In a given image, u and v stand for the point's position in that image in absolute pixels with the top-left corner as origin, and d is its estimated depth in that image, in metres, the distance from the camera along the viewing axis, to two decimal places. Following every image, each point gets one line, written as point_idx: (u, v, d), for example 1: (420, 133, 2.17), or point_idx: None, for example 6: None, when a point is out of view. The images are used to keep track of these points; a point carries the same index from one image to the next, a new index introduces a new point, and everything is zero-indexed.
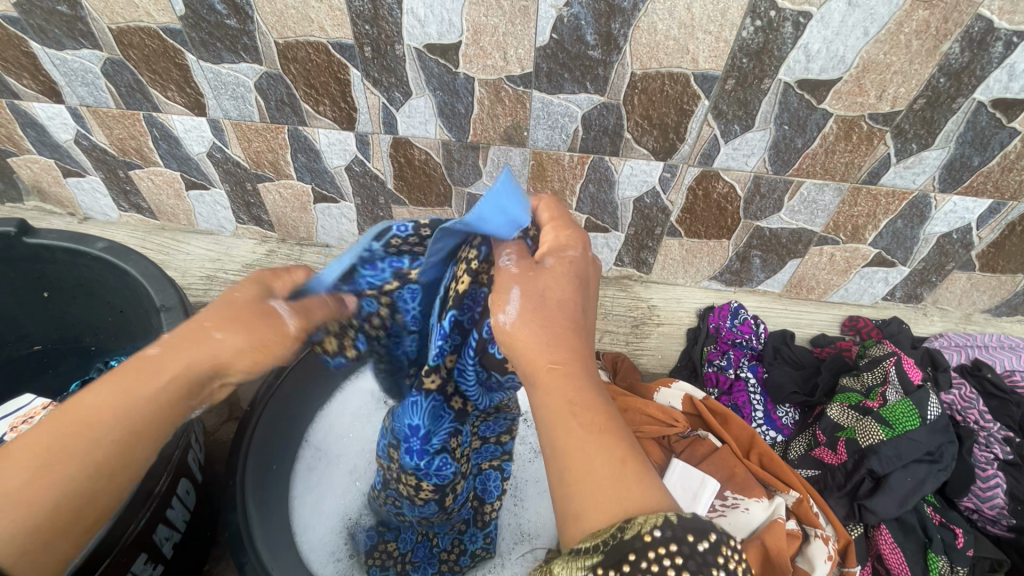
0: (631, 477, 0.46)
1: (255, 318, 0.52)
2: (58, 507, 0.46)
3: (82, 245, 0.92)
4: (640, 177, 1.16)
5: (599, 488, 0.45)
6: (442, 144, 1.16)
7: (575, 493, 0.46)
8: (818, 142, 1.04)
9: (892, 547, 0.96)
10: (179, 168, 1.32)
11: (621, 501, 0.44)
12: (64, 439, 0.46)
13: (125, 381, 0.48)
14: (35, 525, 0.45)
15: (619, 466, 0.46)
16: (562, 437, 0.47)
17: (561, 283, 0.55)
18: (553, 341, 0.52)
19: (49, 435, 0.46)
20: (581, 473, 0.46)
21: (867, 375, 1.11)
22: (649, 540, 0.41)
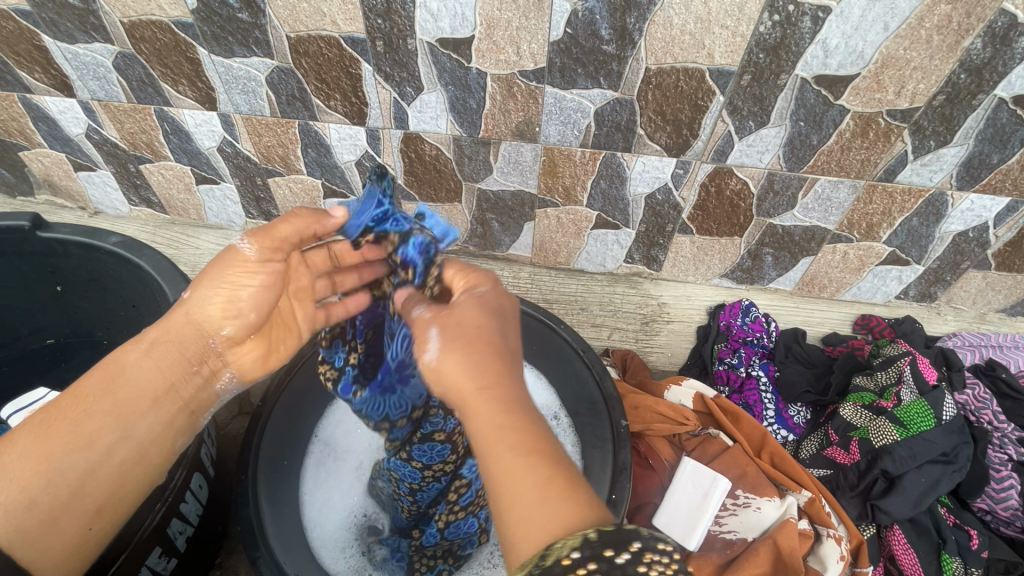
0: (561, 503, 0.47)
1: (228, 293, 0.69)
2: (65, 481, 0.59)
3: (95, 239, 0.92)
4: (652, 174, 1.15)
5: (528, 518, 0.47)
6: (452, 139, 1.16)
7: (509, 517, 0.48)
8: (834, 138, 1.03)
9: (905, 548, 0.95)
10: (190, 162, 1.32)
11: (545, 524, 0.46)
12: (62, 417, 0.61)
13: (106, 371, 0.64)
14: (45, 497, 0.58)
15: (544, 489, 0.48)
16: (497, 469, 0.50)
17: (470, 314, 0.61)
18: (480, 368, 0.55)
19: (48, 419, 0.60)
20: (510, 500, 0.49)
21: (881, 375, 1.09)
22: (568, 562, 0.43)
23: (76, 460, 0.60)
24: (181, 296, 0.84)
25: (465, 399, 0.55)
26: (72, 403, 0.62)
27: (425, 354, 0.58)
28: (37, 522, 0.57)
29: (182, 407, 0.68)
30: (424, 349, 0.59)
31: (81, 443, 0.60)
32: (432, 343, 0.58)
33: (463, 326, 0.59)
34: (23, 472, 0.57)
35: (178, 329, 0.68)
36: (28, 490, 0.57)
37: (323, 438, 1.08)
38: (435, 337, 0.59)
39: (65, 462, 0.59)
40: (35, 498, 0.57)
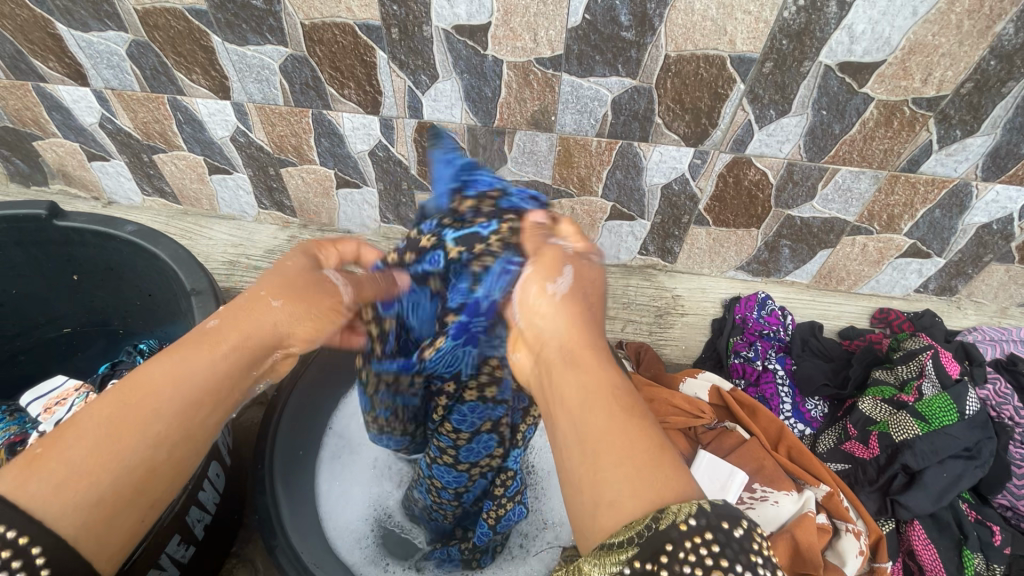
0: (668, 469, 0.42)
1: (310, 290, 0.57)
2: (126, 483, 0.44)
3: (112, 228, 0.92)
4: (669, 164, 1.13)
5: (630, 478, 0.41)
6: (467, 129, 1.15)
7: (613, 476, 0.42)
8: (857, 127, 1.01)
9: (926, 544, 0.94)
10: (203, 152, 1.32)
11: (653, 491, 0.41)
12: (123, 410, 0.44)
13: (189, 351, 0.49)
14: (101, 501, 0.43)
15: (653, 452, 0.43)
16: (596, 422, 0.44)
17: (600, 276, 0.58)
18: (591, 325, 0.52)
19: (107, 409, 0.44)
20: (614, 454, 0.42)
21: (901, 369, 1.08)
22: (684, 529, 0.38)
23: (144, 453, 0.44)
24: (199, 285, 0.84)
25: (576, 349, 0.50)
26: (135, 397, 0.45)
27: (549, 286, 0.55)
28: (104, 516, 0.43)
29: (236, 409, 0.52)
30: (548, 281, 0.55)
31: (147, 435, 0.44)
32: (560, 281, 0.55)
33: (589, 285, 0.56)
34: (77, 473, 0.42)
35: (257, 322, 0.52)
36: (90, 488, 0.42)
37: (337, 430, 1.08)
38: (566, 279, 0.55)
39: (129, 456, 0.44)
40: (102, 494, 0.42)
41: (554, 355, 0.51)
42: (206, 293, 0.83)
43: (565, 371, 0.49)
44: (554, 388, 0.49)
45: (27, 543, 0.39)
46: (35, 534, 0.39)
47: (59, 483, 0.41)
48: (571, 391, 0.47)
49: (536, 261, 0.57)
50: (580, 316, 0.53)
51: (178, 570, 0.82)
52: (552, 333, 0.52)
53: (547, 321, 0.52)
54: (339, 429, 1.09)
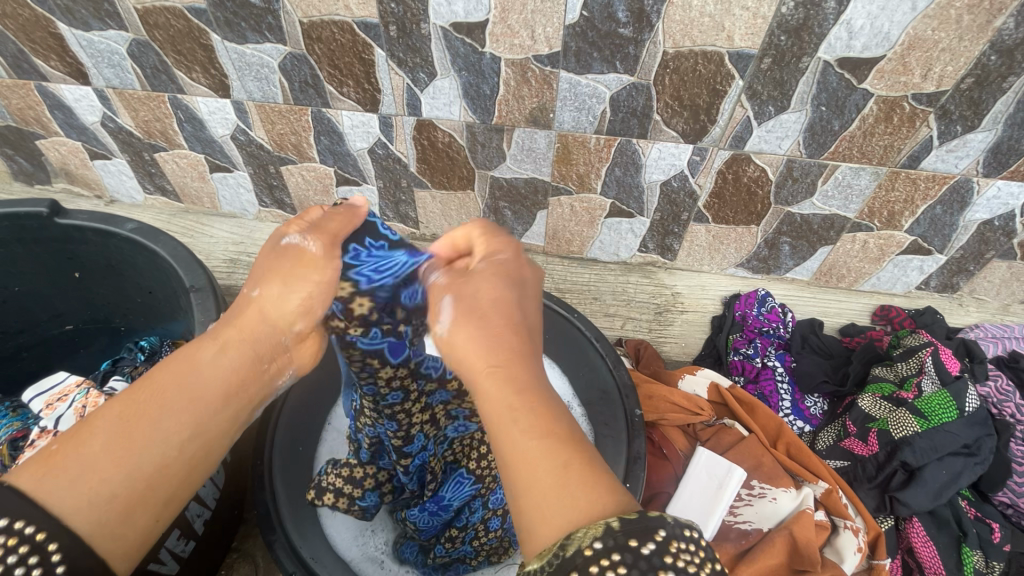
0: (577, 489, 0.44)
1: (291, 270, 0.58)
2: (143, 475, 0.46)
3: (112, 226, 0.93)
4: (668, 161, 1.13)
5: (542, 506, 0.44)
6: (465, 127, 1.15)
7: (528, 510, 0.45)
8: (856, 123, 1.00)
9: (925, 541, 0.94)
10: (203, 150, 1.33)
11: (569, 510, 0.43)
12: (136, 414, 0.47)
13: (181, 360, 0.52)
14: (115, 493, 0.45)
15: (562, 473, 0.45)
16: (509, 448, 0.46)
17: (490, 282, 0.56)
18: (492, 345, 0.51)
19: (117, 415, 0.47)
20: (527, 484, 0.45)
21: (901, 366, 1.07)
22: (590, 553, 0.40)
23: (160, 450, 0.47)
24: (197, 282, 0.85)
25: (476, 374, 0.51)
26: (151, 394, 0.49)
27: (436, 327, 0.55)
28: (118, 514, 0.45)
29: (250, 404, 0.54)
30: (434, 323, 0.56)
31: (154, 438, 0.47)
32: (443, 316, 0.55)
33: (476, 296, 0.55)
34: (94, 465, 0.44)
35: (254, 322, 0.56)
36: (104, 485, 0.44)
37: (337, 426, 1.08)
38: (446, 309, 0.56)
39: (138, 460, 0.46)
40: (114, 491, 0.45)
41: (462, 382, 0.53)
42: (205, 290, 0.83)
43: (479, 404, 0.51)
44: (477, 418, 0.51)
45: (43, 539, 0.41)
46: (51, 530, 0.42)
47: (77, 481, 0.43)
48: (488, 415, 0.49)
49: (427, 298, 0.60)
50: (477, 343, 0.52)
51: (177, 565, 0.83)
52: (461, 359, 0.53)
53: (453, 353, 0.53)
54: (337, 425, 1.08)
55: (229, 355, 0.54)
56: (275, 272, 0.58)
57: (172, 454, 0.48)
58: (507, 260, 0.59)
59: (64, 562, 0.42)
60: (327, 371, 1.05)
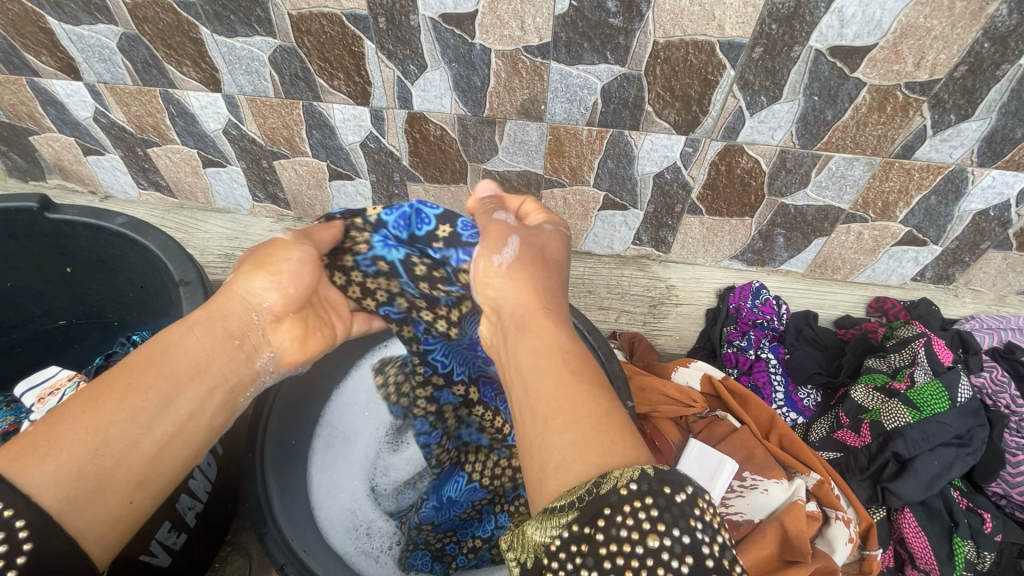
0: (612, 431, 0.47)
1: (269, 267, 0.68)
2: (108, 452, 0.52)
3: (102, 220, 0.93)
4: (661, 152, 1.13)
5: (576, 443, 0.46)
6: (457, 119, 1.14)
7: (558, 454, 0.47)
8: (849, 113, 0.99)
9: (916, 532, 0.94)
10: (196, 145, 1.32)
11: (601, 454, 0.45)
12: (110, 394, 0.54)
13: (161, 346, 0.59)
14: (81, 470, 0.50)
15: (603, 417, 0.48)
16: (552, 386, 0.51)
17: (555, 242, 0.67)
18: (541, 293, 0.61)
19: (94, 393, 0.54)
20: (567, 420, 0.48)
21: (894, 357, 1.07)
22: (624, 493, 0.42)
23: (128, 432, 0.53)
24: (187, 276, 0.85)
25: (530, 317, 0.59)
26: (123, 378, 0.55)
27: (496, 256, 0.64)
28: (85, 492, 0.50)
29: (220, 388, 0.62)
30: (495, 253, 0.64)
31: (127, 413, 0.54)
32: (506, 250, 0.64)
33: (540, 249, 0.65)
34: (68, 444, 0.50)
35: (229, 309, 0.65)
36: (71, 463, 0.49)
37: (329, 421, 1.09)
38: (511, 246, 0.65)
39: (112, 432, 0.52)
40: (80, 470, 0.50)
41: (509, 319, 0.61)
42: (194, 284, 0.84)
43: (521, 344, 0.57)
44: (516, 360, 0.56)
45: (11, 517, 0.45)
46: (20, 509, 0.46)
47: (50, 455, 0.49)
48: (531, 357, 0.55)
49: (489, 231, 0.67)
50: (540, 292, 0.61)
51: (169, 556, 0.83)
52: (511, 300, 0.62)
53: (502, 285, 0.63)
54: (327, 423, 1.09)
55: (193, 336, 0.61)
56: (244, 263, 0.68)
57: (138, 436, 0.54)
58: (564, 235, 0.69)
59: (31, 539, 0.46)
60: (320, 364, 1.04)
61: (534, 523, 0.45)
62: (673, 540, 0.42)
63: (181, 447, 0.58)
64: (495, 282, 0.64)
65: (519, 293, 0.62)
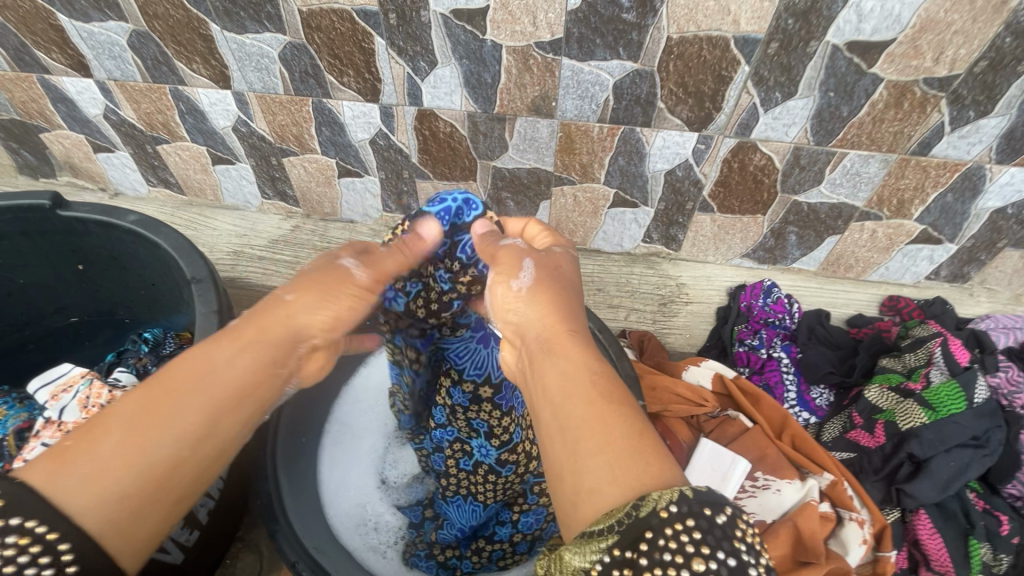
0: (647, 453, 0.47)
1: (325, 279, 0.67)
2: (148, 474, 0.48)
3: (114, 218, 0.93)
4: (672, 150, 1.11)
5: (612, 466, 0.46)
6: (467, 116, 1.14)
7: (593, 482, 0.46)
8: (865, 109, 0.98)
9: (932, 534, 0.93)
10: (206, 142, 1.32)
11: (640, 478, 0.45)
12: (148, 412, 0.49)
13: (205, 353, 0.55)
14: (124, 492, 0.47)
15: (638, 438, 0.48)
16: (586, 408, 0.50)
17: (565, 265, 0.69)
18: (566, 315, 0.61)
19: (132, 409, 0.49)
20: (604, 442, 0.47)
21: (908, 356, 1.05)
22: (666, 516, 0.42)
23: (166, 450, 0.49)
24: (198, 274, 0.85)
25: (554, 339, 0.58)
26: (163, 392, 0.51)
27: (514, 281, 0.65)
28: (127, 513, 0.47)
29: (260, 408, 0.57)
30: (512, 277, 0.65)
31: (169, 432, 0.49)
32: (523, 275, 0.65)
33: (554, 270, 0.67)
34: (109, 461, 0.47)
35: (273, 327, 0.61)
36: (115, 483, 0.46)
37: (338, 418, 1.09)
38: (526, 272, 0.65)
39: (150, 456, 0.48)
40: (123, 491, 0.47)
41: (535, 342, 0.59)
42: (206, 282, 0.84)
43: (550, 364, 0.56)
44: (543, 384, 0.55)
45: (55, 539, 0.42)
46: (64, 530, 0.43)
47: (91, 476, 0.46)
48: (563, 377, 0.54)
49: (503, 255, 0.68)
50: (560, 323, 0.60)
51: (182, 553, 0.84)
52: (536, 321, 0.61)
53: (528, 302, 0.63)
54: (337, 419, 1.09)
55: (242, 358, 0.57)
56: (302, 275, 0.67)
57: (175, 455, 0.49)
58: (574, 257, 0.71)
59: (75, 562, 0.43)
60: None
61: (571, 549, 0.44)
62: (717, 563, 0.41)
63: (221, 463, 0.54)
64: (514, 305, 0.63)
65: (543, 314, 0.61)
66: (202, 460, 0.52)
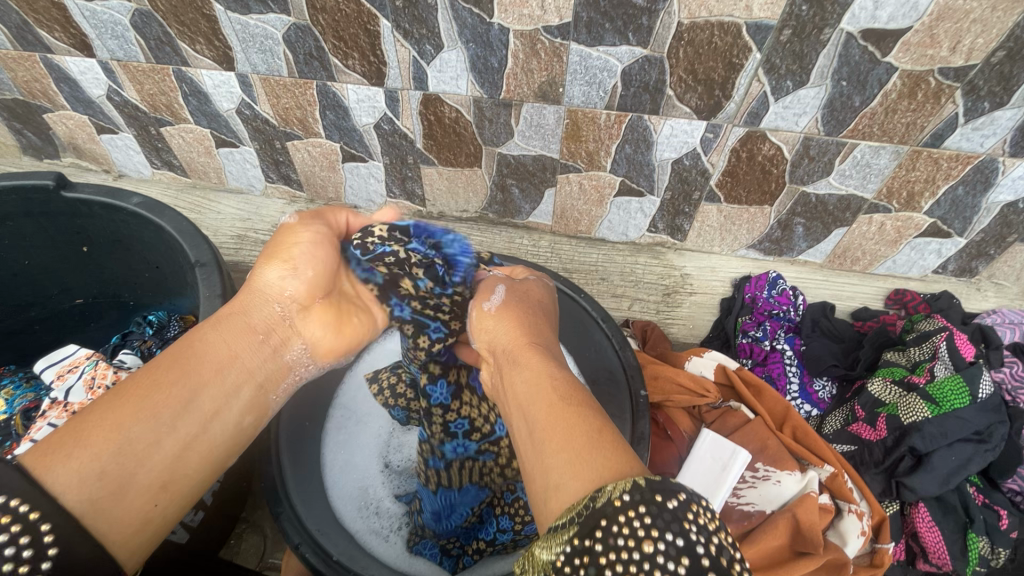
0: (607, 446, 0.51)
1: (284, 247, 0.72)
2: (127, 458, 0.53)
3: (117, 200, 0.92)
4: (680, 138, 1.10)
5: (572, 462, 0.50)
6: (473, 101, 1.12)
7: (554, 476, 0.50)
8: (878, 99, 0.96)
9: (930, 526, 0.93)
10: (209, 125, 1.32)
11: (597, 469, 0.48)
12: (133, 400, 0.56)
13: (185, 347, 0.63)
14: (102, 472, 0.52)
15: (597, 434, 0.52)
16: (546, 412, 0.56)
17: (535, 289, 0.82)
18: (531, 329, 0.72)
19: (117, 398, 0.56)
20: (565, 441, 0.52)
21: (914, 350, 1.05)
22: (619, 504, 0.43)
23: (145, 432, 0.55)
24: (202, 257, 0.84)
25: (519, 351, 0.68)
26: (149, 382, 0.58)
27: (486, 302, 0.77)
28: (107, 492, 0.52)
29: (252, 384, 0.66)
30: (485, 300, 0.78)
31: (147, 416, 0.56)
32: (493, 298, 0.78)
33: (523, 292, 0.80)
34: (94, 447, 0.52)
35: (247, 304, 0.70)
36: (97, 463, 0.52)
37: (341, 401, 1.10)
38: (498, 293, 0.78)
39: (133, 436, 0.54)
40: (104, 469, 0.52)
41: (502, 353, 0.70)
42: (209, 265, 0.83)
43: (519, 377, 0.64)
44: (512, 391, 0.63)
45: (36, 519, 0.45)
46: (44, 511, 0.46)
47: (76, 459, 0.51)
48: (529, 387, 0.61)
49: (484, 286, 0.82)
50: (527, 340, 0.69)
51: (187, 534, 0.85)
52: (504, 336, 0.72)
53: (497, 318, 0.74)
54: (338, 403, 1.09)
55: (217, 333, 0.66)
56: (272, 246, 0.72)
57: (155, 440, 0.55)
58: (539, 282, 0.84)
59: (56, 544, 0.46)
60: None
61: (541, 545, 0.46)
62: (667, 543, 0.42)
63: (202, 443, 0.60)
64: (486, 322, 0.75)
65: (509, 331, 0.72)
66: (179, 443, 0.57)
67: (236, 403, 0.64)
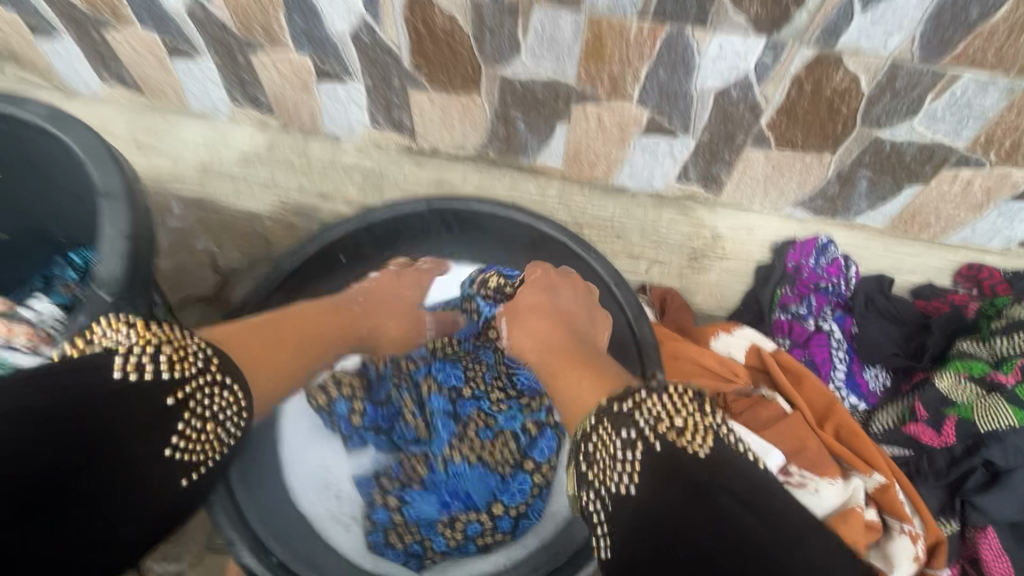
0: (592, 382, 0.77)
1: (385, 300, 0.99)
2: (251, 360, 0.78)
3: (14, 109, 0.75)
4: (728, 62, 0.86)
5: (586, 389, 0.77)
6: (471, 4, 0.87)
7: (572, 411, 0.78)
8: (1007, 11, 0.70)
9: (997, 554, 0.81)
10: (157, 30, 1.09)
11: (591, 393, 0.76)
12: (256, 347, 0.79)
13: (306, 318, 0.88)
14: (243, 360, 0.77)
15: (600, 383, 0.77)
16: (567, 397, 0.79)
17: (532, 291, 0.91)
18: (554, 347, 0.85)
19: (234, 333, 0.78)
20: (568, 380, 0.80)
21: (1000, 343, 0.88)
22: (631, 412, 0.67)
23: (265, 345, 0.80)
24: None
25: (557, 370, 0.82)
26: (293, 325, 0.86)
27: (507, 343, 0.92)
28: (242, 371, 0.77)
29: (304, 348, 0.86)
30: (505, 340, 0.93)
31: (262, 359, 0.79)
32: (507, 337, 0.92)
33: (524, 309, 0.90)
34: (243, 347, 0.78)
35: (343, 305, 0.94)
36: (262, 360, 0.79)
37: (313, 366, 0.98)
38: (506, 326, 0.92)
39: (278, 357, 0.81)
40: (250, 361, 0.78)
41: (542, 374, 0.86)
42: None
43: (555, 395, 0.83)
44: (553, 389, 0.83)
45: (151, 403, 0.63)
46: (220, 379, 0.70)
47: (249, 351, 0.78)
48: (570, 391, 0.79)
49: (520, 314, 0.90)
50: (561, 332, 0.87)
51: None
52: (524, 346, 0.88)
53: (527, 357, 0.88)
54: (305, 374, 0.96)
55: (347, 309, 0.94)
56: (376, 302, 0.98)
57: (263, 347, 0.80)
58: (540, 276, 0.92)
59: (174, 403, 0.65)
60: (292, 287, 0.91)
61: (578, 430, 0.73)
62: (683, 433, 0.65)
63: (291, 374, 0.84)
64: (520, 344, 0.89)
65: (538, 351, 0.86)
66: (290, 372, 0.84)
67: (298, 363, 0.85)
